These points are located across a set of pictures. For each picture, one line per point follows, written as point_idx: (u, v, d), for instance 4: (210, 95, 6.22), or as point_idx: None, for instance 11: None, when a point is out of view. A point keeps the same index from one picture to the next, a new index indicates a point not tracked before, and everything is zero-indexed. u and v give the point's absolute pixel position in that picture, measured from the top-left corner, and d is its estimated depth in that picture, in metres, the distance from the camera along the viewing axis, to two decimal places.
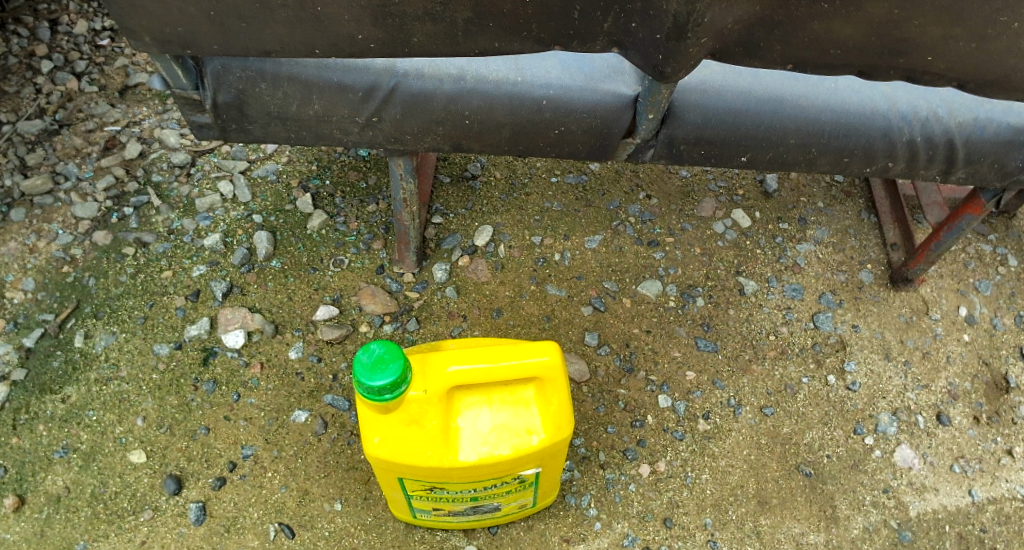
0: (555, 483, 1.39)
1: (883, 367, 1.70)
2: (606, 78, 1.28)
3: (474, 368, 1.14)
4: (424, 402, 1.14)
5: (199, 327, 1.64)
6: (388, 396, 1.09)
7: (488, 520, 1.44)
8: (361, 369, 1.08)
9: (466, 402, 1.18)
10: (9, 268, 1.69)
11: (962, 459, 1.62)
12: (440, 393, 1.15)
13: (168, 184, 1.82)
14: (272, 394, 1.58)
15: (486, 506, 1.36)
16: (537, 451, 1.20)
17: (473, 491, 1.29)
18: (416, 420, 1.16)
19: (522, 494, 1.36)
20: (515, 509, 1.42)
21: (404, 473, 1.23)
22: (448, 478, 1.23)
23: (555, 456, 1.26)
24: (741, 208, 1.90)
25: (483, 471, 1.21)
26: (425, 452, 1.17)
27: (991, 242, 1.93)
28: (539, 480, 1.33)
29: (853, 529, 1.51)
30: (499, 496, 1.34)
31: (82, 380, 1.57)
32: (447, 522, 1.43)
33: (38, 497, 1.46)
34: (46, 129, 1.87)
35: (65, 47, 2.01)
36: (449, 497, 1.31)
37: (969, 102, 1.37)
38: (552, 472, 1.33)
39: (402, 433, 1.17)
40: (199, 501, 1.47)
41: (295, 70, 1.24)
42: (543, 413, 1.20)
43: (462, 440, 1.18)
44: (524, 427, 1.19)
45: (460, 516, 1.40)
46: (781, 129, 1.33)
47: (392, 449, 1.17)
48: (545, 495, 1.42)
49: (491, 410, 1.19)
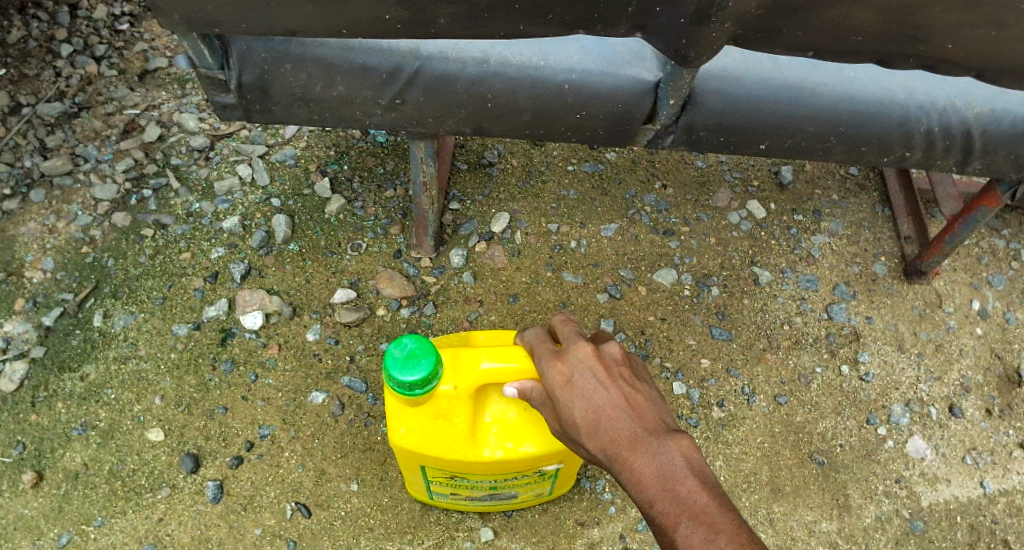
0: (573, 475, 1.42)
1: (897, 358, 1.71)
2: (627, 63, 1.29)
3: (506, 369, 1.13)
4: (457, 399, 1.15)
5: (217, 308, 1.65)
6: (424, 389, 1.10)
7: (503, 506, 1.47)
8: (393, 363, 1.09)
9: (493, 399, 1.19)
10: (29, 247, 1.69)
11: (974, 451, 1.64)
12: (471, 390, 1.15)
13: (187, 166, 1.82)
14: (289, 374, 1.60)
15: (503, 496, 1.39)
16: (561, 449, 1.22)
17: (494, 484, 1.31)
18: (444, 415, 1.17)
19: (540, 484, 1.38)
20: (532, 499, 1.45)
21: (426, 462, 1.25)
22: (471, 469, 1.25)
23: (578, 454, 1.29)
24: (756, 199, 1.90)
25: (507, 467, 1.23)
26: (450, 446, 1.19)
27: (1005, 237, 1.94)
28: (559, 475, 1.35)
29: (865, 518, 1.54)
30: (518, 489, 1.36)
31: (101, 358, 1.58)
32: (463, 507, 1.46)
33: (57, 473, 1.48)
34: (65, 111, 1.86)
35: (85, 31, 1.98)
36: (468, 487, 1.33)
37: (986, 93, 1.38)
38: (572, 467, 1.35)
39: (429, 425, 1.19)
40: (217, 479, 1.49)
41: (318, 51, 1.25)
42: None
43: (488, 435, 1.20)
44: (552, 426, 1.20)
45: (476, 504, 1.43)
46: (799, 117, 1.35)
47: (419, 440, 1.19)
48: (561, 487, 1.45)
49: (518, 408, 1.20)
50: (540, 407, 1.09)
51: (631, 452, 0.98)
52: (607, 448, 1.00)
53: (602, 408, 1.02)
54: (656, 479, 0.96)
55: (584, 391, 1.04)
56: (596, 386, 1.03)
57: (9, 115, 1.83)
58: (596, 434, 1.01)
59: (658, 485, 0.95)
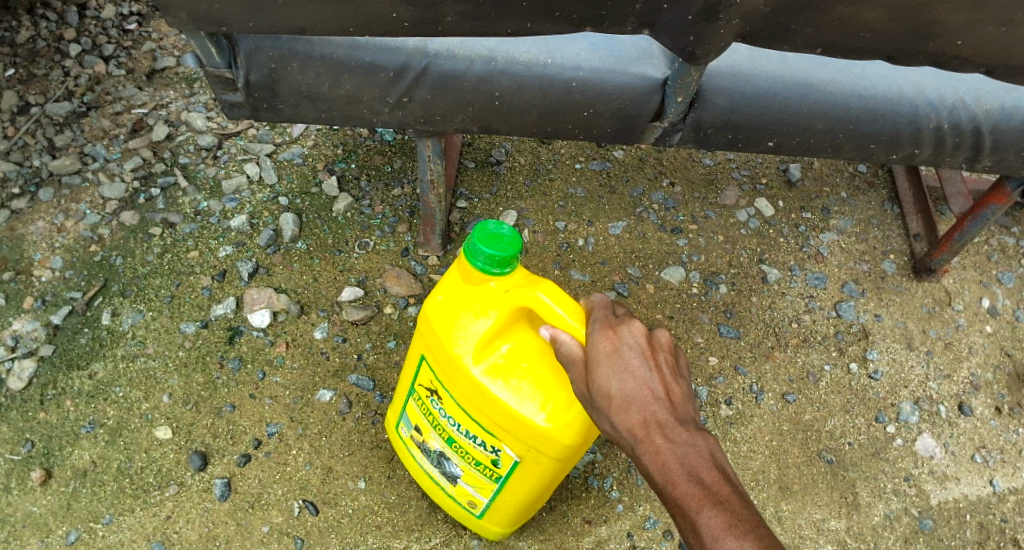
0: (519, 510, 1.34)
1: (906, 355, 1.71)
2: (635, 60, 1.29)
3: (555, 310, 1.10)
4: (499, 299, 1.13)
5: (225, 306, 1.65)
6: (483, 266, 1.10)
7: (439, 493, 1.40)
8: (480, 229, 1.10)
9: (525, 336, 1.16)
10: (38, 246, 1.70)
11: (983, 449, 1.63)
12: (513, 304, 1.13)
13: (195, 165, 1.83)
14: (297, 372, 1.60)
15: (450, 469, 1.33)
16: (530, 430, 1.15)
17: (456, 434, 1.26)
18: (474, 308, 1.15)
19: (485, 483, 1.29)
20: (466, 505, 1.37)
21: (428, 350, 1.22)
22: (452, 385, 1.20)
23: (540, 464, 1.21)
24: (763, 197, 1.90)
25: (479, 406, 1.18)
26: (455, 340, 1.16)
27: (1014, 235, 1.93)
28: (507, 485, 1.27)
29: (874, 516, 1.53)
30: (468, 468, 1.30)
31: (109, 356, 1.59)
32: (413, 460, 1.41)
33: (65, 470, 1.48)
34: (74, 111, 1.87)
35: (93, 32, 1.99)
36: (435, 423, 1.30)
37: (996, 90, 1.38)
38: (523, 487, 1.26)
39: (455, 311, 1.16)
40: (225, 477, 1.49)
41: (326, 50, 1.25)
42: (564, 406, 1.14)
43: (488, 360, 1.15)
44: (541, 402, 1.14)
45: (425, 464, 1.38)
46: (808, 113, 1.34)
47: (440, 314, 1.18)
48: (497, 516, 1.36)
49: (532, 366, 1.15)
50: (569, 366, 1.06)
51: (660, 435, 0.98)
52: (637, 426, 0.99)
53: (638, 389, 1.01)
54: (681, 465, 0.96)
55: (624, 369, 1.03)
56: (635, 367, 1.02)
57: (18, 114, 1.84)
58: (628, 411, 1.00)
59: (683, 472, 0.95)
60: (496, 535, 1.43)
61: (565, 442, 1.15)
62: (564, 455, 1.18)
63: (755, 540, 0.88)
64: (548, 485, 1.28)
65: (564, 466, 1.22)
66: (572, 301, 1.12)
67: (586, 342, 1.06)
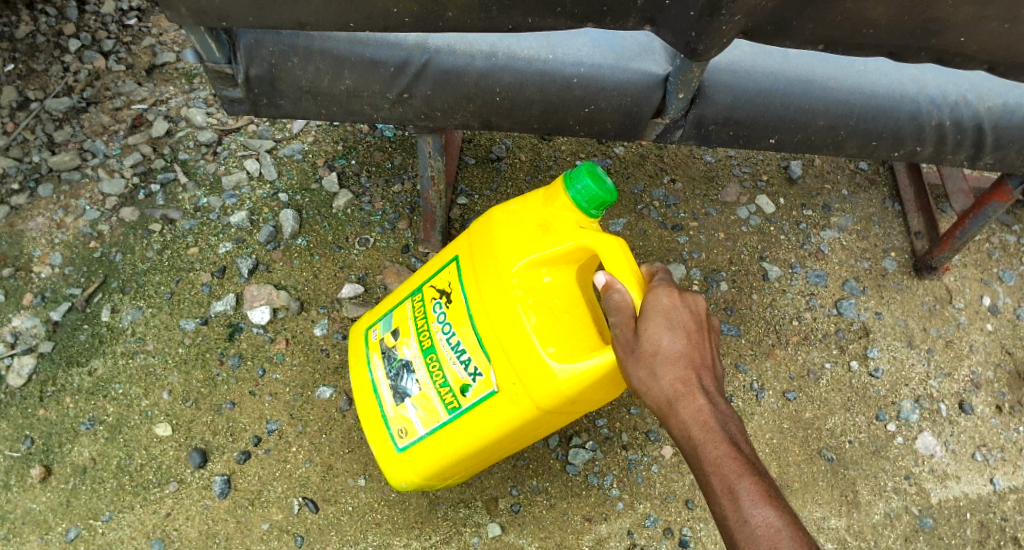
0: (448, 462, 1.30)
1: (907, 353, 1.70)
2: (636, 56, 1.28)
3: (615, 266, 1.13)
4: (572, 231, 1.16)
5: (225, 303, 1.65)
6: (575, 196, 1.15)
7: (374, 413, 1.37)
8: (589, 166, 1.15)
9: (569, 277, 1.19)
10: (37, 242, 1.69)
11: (984, 447, 1.64)
12: (579, 241, 1.15)
13: (195, 161, 1.82)
14: (297, 369, 1.60)
15: (406, 383, 1.31)
16: (526, 360, 1.16)
17: (443, 344, 1.27)
18: (541, 228, 1.18)
19: (435, 410, 1.28)
20: (393, 432, 1.33)
21: (471, 252, 1.24)
22: (478, 290, 1.22)
23: (509, 402, 1.20)
24: (765, 194, 1.89)
25: (491, 316, 1.19)
26: (508, 249, 1.18)
27: (1016, 233, 1.92)
28: (456, 421, 1.25)
29: (874, 515, 1.54)
30: (429, 388, 1.28)
31: (109, 353, 1.58)
32: (368, 367, 1.39)
33: (64, 467, 1.48)
34: (74, 106, 1.86)
35: (94, 27, 1.98)
36: (425, 328, 1.30)
37: (1000, 87, 1.37)
38: (472, 430, 1.25)
39: (519, 225, 1.19)
40: (224, 474, 1.50)
41: (327, 45, 1.25)
42: (572, 354, 1.16)
43: (529, 281, 1.17)
44: (553, 338, 1.16)
45: (380, 374, 1.35)
46: (810, 110, 1.34)
47: (506, 219, 1.20)
48: (417, 457, 1.31)
49: (564, 309, 1.18)
50: (614, 313, 1.12)
51: (700, 393, 1.06)
52: (680, 382, 1.07)
53: (686, 352, 1.09)
54: (716, 423, 1.04)
55: (677, 328, 1.10)
56: (687, 333, 1.10)
57: (18, 110, 1.84)
58: (676, 365, 1.07)
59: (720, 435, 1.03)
60: (399, 484, 1.37)
61: (550, 387, 1.15)
62: (540, 403, 1.18)
63: (781, 503, 0.97)
64: (497, 442, 1.27)
65: (530, 421, 1.22)
66: (634, 266, 1.15)
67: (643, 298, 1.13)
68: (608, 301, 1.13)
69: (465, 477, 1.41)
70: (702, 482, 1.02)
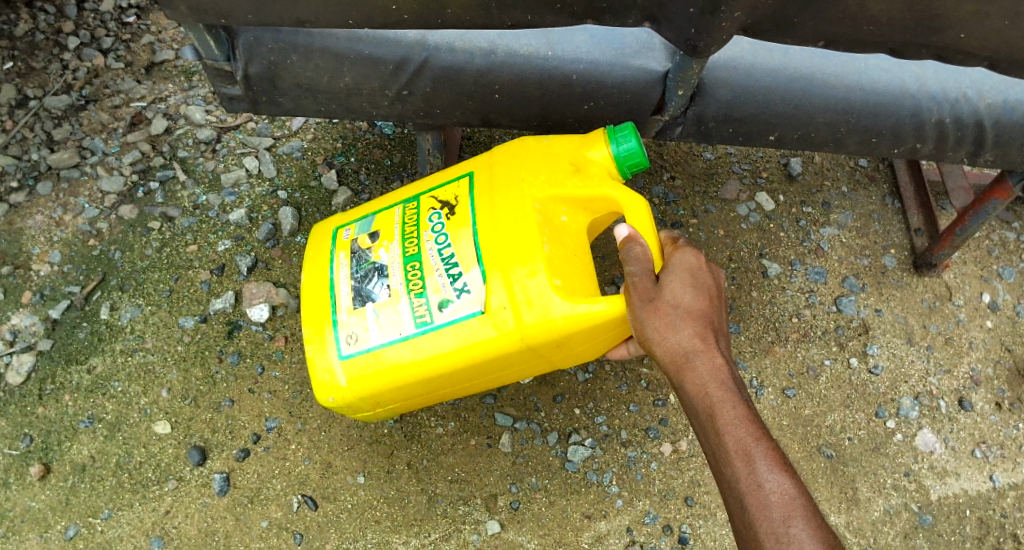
0: (394, 380, 1.25)
1: (906, 350, 1.70)
2: (636, 53, 1.28)
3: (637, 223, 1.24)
4: (606, 181, 1.27)
5: (224, 300, 1.64)
6: (615, 151, 1.27)
7: (319, 314, 1.28)
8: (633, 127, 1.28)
9: (580, 225, 1.29)
10: (36, 240, 1.69)
11: (983, 444, 1.64)
12: (607, 190, 1.26)
13: (194, 159, 1.81)
14: (296, 367, 1.59)
15: (374, 287, 1.26)
16: (528, 285, 1.19)
17: (431, 253, 1.25)
18: (576, 169, 1.26)
19: (401, 318, 1.23)
20: (339, 337, 1.26)
21: (492, 171, 1.28)
22: (491, 205, 1.24)
23: (492, 326, 1.20)
24: (764, 191, 1.85)
25: (501, 232, 1.21)
26: (539, 176, 1.24)
27: (1016, 230, 1.89)
28: (424, 337, 1.23)
29: (873, 511, 1.56)
30: (400, 296, 1.24)
31: (108, 351, 1.58)
32: (327, 265, 1.32)
33: (64, 465, 1.49)
34: (72, 104, 1.85)
35: (92, 24, 1.96)
36: (414, 236, 1.28)
37: (1000, 84, 1.34)
38: (438, 346, 1.22)
39: (553, 158, 1.26)
40: (224, 472, 1.50)
41: (326, 42, 1.24)
42: (572, 291, 1.21)
43: (551, 214, 1.24)
44: (560, 271, 1.21)
45: (342, 273, 1.29)
46: (810, 107, 1.34)
47: (543, 150, 1.27)
48: (360, 367, 1.25)
49: (572, 252, 1.25)
50: (639, 267, 1.19)
51: (717, 357, 1.17)
52: (702, 344, 1.17)
53: (702, 312, 1.20)
54: (731, 386, 1.15)
55: (699, 297, 1.20)
56: (706, 300, 1.21)
57: (16, 108, 1.83)
58: (697, 329, 1.17)
59: (734, 396, 1.14)
60: (324, 400, 1.28)
61: (545, 317, 1.18)
62: (528, 334, 1.20)
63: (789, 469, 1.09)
64: (457, 369, 1.25)
65: (502, 351, 1.22)
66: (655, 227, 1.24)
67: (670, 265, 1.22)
68: (627, 251, 1.20)
69: (396, 409, 1.36)
70: (715, 438, 1.13)
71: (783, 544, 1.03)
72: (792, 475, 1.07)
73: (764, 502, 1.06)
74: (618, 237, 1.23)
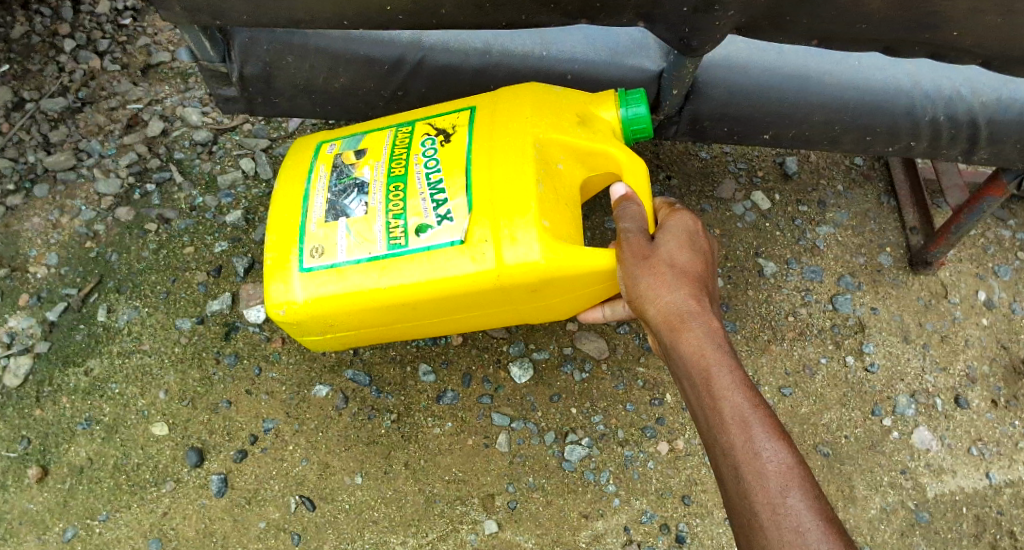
0: (353, 300, 1.23)
1: (902, 349, 1.71)
2: (631, 53, 1.30)
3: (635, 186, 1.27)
4: (610, 138, 1.27)
5: (221, 302, 1.64)
6: (623, 115, 1.28)
7: (289, 222, 1.26)
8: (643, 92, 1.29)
9: (574, 177, 1.28)
10: (33, 243, 1.69)
11: (980, 442, 1.64)
12: (610, 148, 1.27)
13: (190, 161, 1.80)
14: (293, 367, 1.59)
15: (350, 203, 1.25)
16: (515, 221, 1.18)
17: (418, 176, 1.24)
18: (582, 121, 1.27)
19: (375, 241, 1.22)
20: (305, 247, 1.24)
21: (495, 107, 1.27)
22: (489, 140, 1.24)
23: (468, 259, 1.19)
24: (761, 190, 1.85)
25: (496, 168, 1.21)
26: (544, 119, 1.24)
27: (1011, 228, 1.89)
28: (395, 260, 1.21)
29: (870, 509, 1.56)
30: (377, 215, 1.23)
31: (105, 353, 1.59)
32: (306, 176, 1.29)
33: (61, 467, 1.50)
34: (69, 107, 1.86)
35: (87, 26, 1.96)
36: (402, 158, 1.26)
37: (994, 81, 1.34)
38: (406, 273, 1.21)
39: (559, 105, 1.27)
40: (221, 473, 1.50)
41: (322, 43, 1.26)
42: (558, 235, 1.21)
43: (549, 157, 1.24)
44: (548, 214, 1.20)
45: (320, 186, 1.27)
46: (806, 105, 1.35)
47: (551, 95, 1.27)
48: (321, 281, 1.22)
49: (565, 201, 1.25)
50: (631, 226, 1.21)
51: (713, 320, 1.16)
52: (697, 306, 1.16)
53: (698, 275, 1.20)
54: (727, 349, 1.14)
55: (694, 260, 1.21)
56: (701, 266, 1.21)
57: (13, 111, 1.84)
58: (693, 290, 1.17)
59: (731, 362, 1.13)
60: (274, 310, 1.24)
61: (526, 258, 1.18)
62: (505, 273, 1.19)
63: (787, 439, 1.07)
64: (421, 300, 1.23)
65: (474, 286, 1.21)
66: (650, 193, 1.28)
67: (667, 228, 1.23)
68: (621, 210, 1.24)
69: (347, 336, 1.33)
70: (710, 401, 1.11)
71: (779, 515, 1.02)
72: (790, 445, 1.06)
73: (761, 472, 1.05)
74: (615, 196, 1.26)
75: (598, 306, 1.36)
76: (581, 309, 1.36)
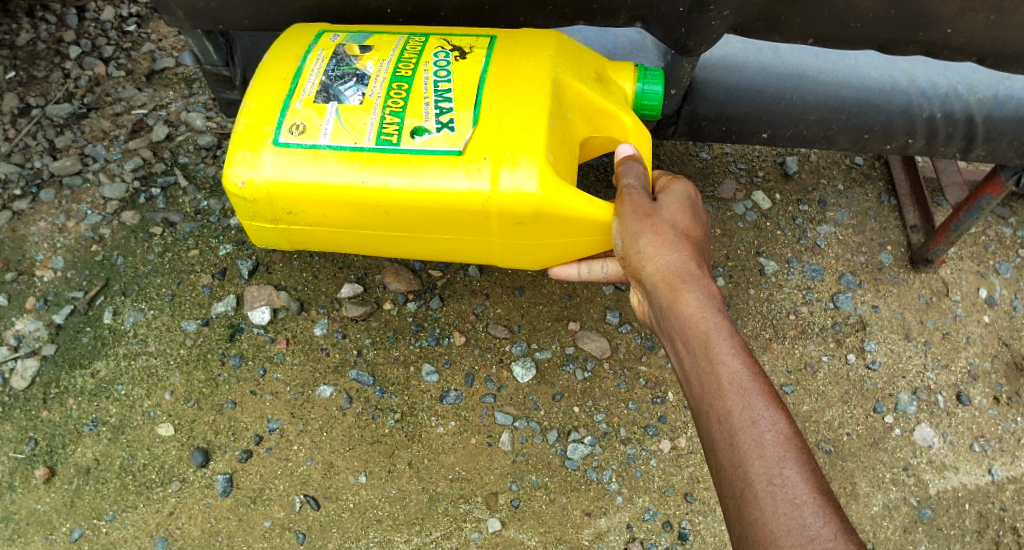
0: (322, 190, 1.19)
1: (904, 346, 1.71)
2: (628, 54, 1.33)
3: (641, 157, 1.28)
4: (625, 107, 1.27)
5: (226, 303, 1.65)
6: (638, 88, 1.28)
7: (273, 95, 1.22)
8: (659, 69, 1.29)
9: (580, 128, 1.27)
10: (39, 247, 1.71)
11: (982, 438, 1.65)
12: (623, 111, 1.26)
13: (194, 165, 1.82)
14: (297, 368, 1.60)
15: (345, 90, 1.21)
16: (520, 148, 1.16)
17: (424, 81, 1.20)
18: (602, 78, 1.26)
19: (365, 139, 1.18)
20: (286, 121, 1.20)
21: (520, 39, 1.24)
22: (507, 70, 1.21)
23: (462, 174, 1.17)
24: (761, 189, 1.86)
25: (510, 100, 1.19)
26: (567, 65, 1.23)
27: (1012, 225, 1.90)
28: (379, 159, 1.18)
29: (873, 506, 1.57)
30: (372, 107, 1.20)
31: (111, 355, 1.60)
32: (303, 55, 1.24)
33: (69, 468, 1.51)
34: (74, 112, 1.88)
35: (93, 34, 1.99)
36: (411, 62, 1.22)
37: (989, 79, 1.34)
38: (388, 179, 1.17)
39: (582, 57, 1.25)
40: (226, 473, 1.52)
41: None
42: (558, 170, 1.19)
43: (563, 99, 1.22)
44: (553, 148, 1.18)
45: (316, 67, 1.22)
46: (801, 104, 1.37)
47: (576, 47, 1.26)
48: (291, 159, 1.19)
49: (569, 148, 1.24)
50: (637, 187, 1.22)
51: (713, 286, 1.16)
52: (696, 270, 1.17)
53: (697, 243, 1.21)
54: (725, 316, 1.14)
55: (693, 231, 1.22)
56: (698, 237, 1.22)
57: (19, 117, 1.86)
58: (693, 255, 1.18)
59: (729, 329, 1.12)
60: (232, 177, 1.19)
61: (522, 186, 1.15)
62: (497, 199, 1.16)
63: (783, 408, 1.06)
64: (395, 207, 1.20)
65: (460, 204, 1.18)
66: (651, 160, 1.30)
67: (668, 196, 1.25)
68: (625, 168, 1.25)
69: (297, 232, 1.28)
70: (707, 367, 1.10)
71: (775, 486, 0.99)
72: (788, 415, 1.04)
73: (758, 441, 1.03)
74: (620, 154, 1.27)
75: (574, 263, 1.33)
76: (555, 263, 1.33)
